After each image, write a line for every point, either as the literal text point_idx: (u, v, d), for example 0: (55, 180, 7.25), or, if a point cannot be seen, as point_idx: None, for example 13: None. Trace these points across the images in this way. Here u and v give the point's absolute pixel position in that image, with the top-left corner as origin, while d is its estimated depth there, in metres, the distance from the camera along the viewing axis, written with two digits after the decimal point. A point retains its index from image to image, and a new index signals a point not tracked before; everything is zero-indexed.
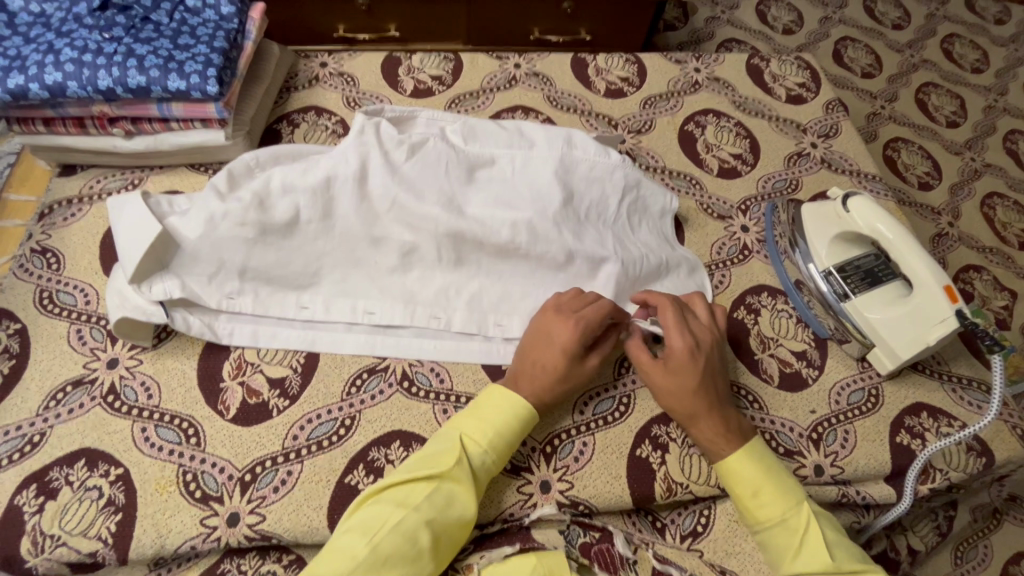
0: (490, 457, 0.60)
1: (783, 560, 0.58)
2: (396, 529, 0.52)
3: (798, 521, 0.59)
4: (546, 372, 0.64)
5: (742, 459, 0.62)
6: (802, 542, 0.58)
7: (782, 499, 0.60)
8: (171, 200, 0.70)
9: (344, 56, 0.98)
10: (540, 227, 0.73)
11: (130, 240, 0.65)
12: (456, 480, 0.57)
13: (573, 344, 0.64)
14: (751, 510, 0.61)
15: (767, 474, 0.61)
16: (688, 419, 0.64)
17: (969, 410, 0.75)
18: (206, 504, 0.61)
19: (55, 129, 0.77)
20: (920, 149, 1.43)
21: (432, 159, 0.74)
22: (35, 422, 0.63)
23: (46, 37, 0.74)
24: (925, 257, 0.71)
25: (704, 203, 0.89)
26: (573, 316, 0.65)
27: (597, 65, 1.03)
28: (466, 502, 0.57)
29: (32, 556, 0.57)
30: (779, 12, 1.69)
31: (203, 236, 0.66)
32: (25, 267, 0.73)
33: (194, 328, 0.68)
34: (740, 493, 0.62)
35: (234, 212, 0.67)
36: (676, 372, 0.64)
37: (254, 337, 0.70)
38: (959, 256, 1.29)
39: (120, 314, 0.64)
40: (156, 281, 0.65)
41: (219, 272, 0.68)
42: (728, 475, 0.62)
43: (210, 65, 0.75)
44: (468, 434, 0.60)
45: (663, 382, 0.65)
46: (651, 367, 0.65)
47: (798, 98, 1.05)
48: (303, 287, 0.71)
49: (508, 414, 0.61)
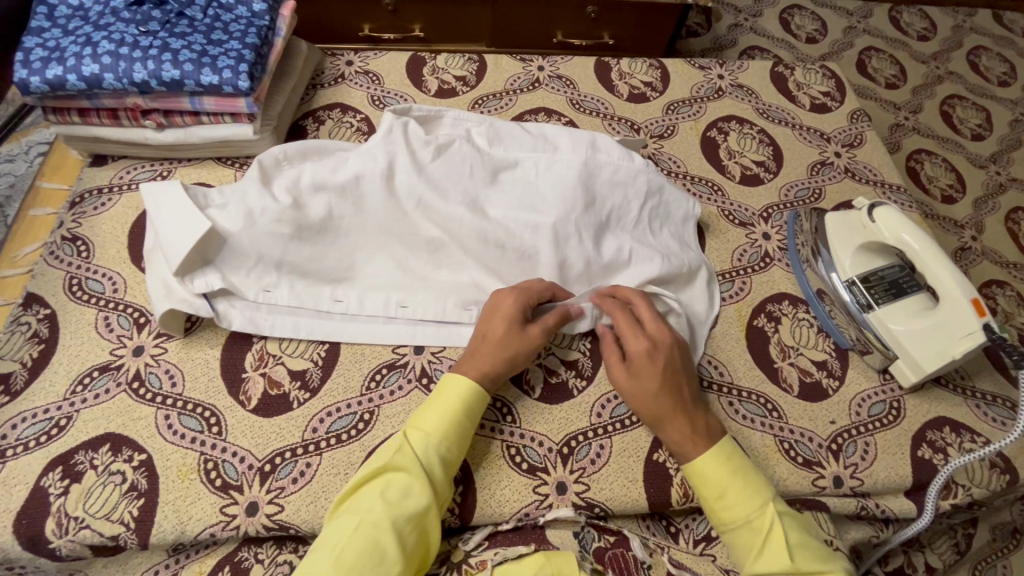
0: (433, 440, 0.58)
1: (746, 560, 0.58)
2: (355, 536, 0.52)
3: (763, 522, 0.58)
4: (484, 340, 0.65)
5: (705, 465, 0.61)
6: (765, 543, 0.57)
7: (748, 499, 0.59)
8: (208, 194, 0.71)
9: (369, 55, 0.99)
10: (562, 233, 0.73)
11: (175, 232, 0.67)
12: (404, 470, 0.56)
13: (516, 309, 0.65)
14: (716, 511, 0.60)
15: (733, 474, 0.60)
16: (654, 422, 0.64)
17: (991, 426, 0.74)
18: (226, 493, 0.61)
19: (89, 120, 0.79)
20: (943, 161, 1.41)
21: (457, 160, 0.75)
22: (62, 406, 0.64)
23: (84, 30, 0.76)
24: (952, 270, 0.70)
25: (725, 209, 0.89)
26: (515, 287, 0.67)
27: (620, 70, 1.03)
28: (422, 491, 0.55)
29: (56, 537, 0.58)
30: (802, 21, 1.69)
31: (244, 230, 0.69)
32: (56, 254, 0.74)
33: (236, 322, 0.69)
34: (706, 494, 0.60)
35: (272, 208, 0.69)
36: (637, 373, 0.64)
37: (293, 328, 0.70)
38: (982, 271, 1.27)
39: (166, 306, 0.66)
40: (198, 275, 0.67)
41: (258, 265, 0.69)
42: (693, 478, 0.61)
43: (242, 61, 0.76)
44: (411, 424, 0.60)
45: (626, 387, 0.65)
46: (615, 372, 0.66)
47: (823, 106, 1.04)
48: (338, 281, 0.72)
49: (450, 397, 0.61)
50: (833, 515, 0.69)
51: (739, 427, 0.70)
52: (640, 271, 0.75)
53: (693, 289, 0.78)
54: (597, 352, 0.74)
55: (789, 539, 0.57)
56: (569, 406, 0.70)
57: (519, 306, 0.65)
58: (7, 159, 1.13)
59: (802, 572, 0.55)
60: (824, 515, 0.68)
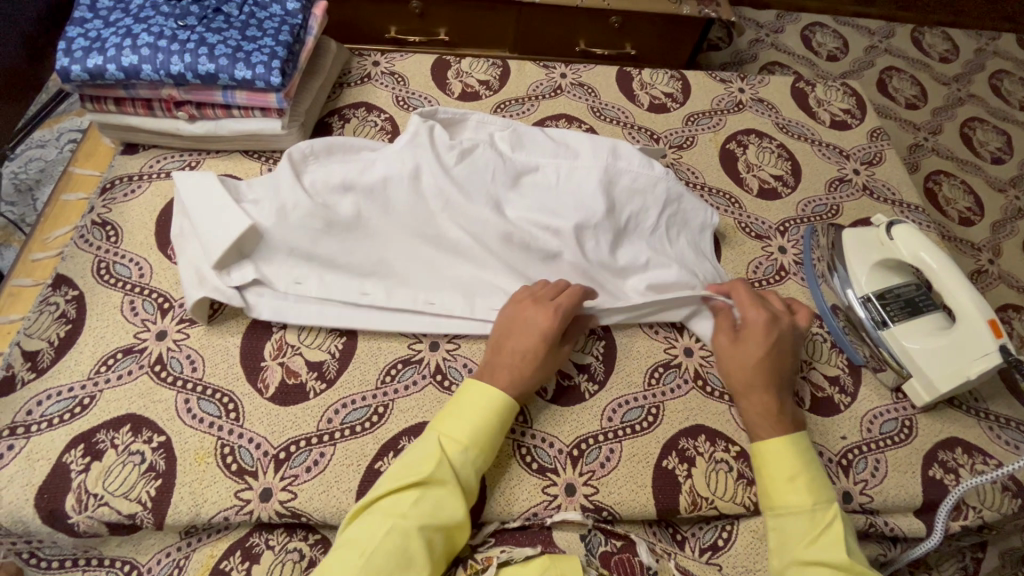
0: (471, 454, 0.59)
1: (794, 548, 0.58)
2: (384, 540, 0.52)
3: (824, 516, 0.59)
4: (524, 359, 0.64)
5: (784, 444, 0.63)
6: (820, 535, 0.58)
7: (814, 491, 0.60)
8: (245, 186, 0.74)
9: (395, 56, 1.01)
10: (583, 239, 0.75)
11: (218, 229, 0.68)
12: (441, 484, 0.56)
13: (550, 332, 0.65)
14: (779, 493, 0.61)
15: (806, 467, 0.61)
16: (747, 389, 0.67)
17: (1005, 449, 0.73)
18: (241, 477, 0.62)
19: (124, 108, 0.81)
20: (962, 183, 1.41)
21: (482, 165, 0.77)
22: (86, 385, 0.66)
23: (124, 22, 0.78)
24: (970, 290, 0.70)
25: (743, 221, 0.89)
26: (551, 305, 0.66)
27: (641, 80, 1.05)
28: (454, 503, 0.56)
29: (75, 512, 0.59)
30: (824, 38, 1.70)
31: (278, 225, 0.71)
32: (85, 237, 0.76)
33: (265, 311, 0.70)
34: (772, 475, 0.62)
35: (303, 206, 0.71)
36: (750, 342, 0.68)
37: (318, 318, 0.71)
38: (997, 295, 1.27)
39: (199, 295, 0.67)
40: (234, 268, 0.69)
41: (289, 257, 0.71)
42: (768, 455, 0.63)
43: (275, 57, 0.78)
44: (445, 434, 0.59)
45: (735, 353, 0.68)
46: (724, 340, 0.70)
47: (842, 123, 1.04)
48: (365, 275, 0.72)
49: (487, 410, 0.60)
50: None
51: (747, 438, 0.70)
52: (666, 273, 0.76)
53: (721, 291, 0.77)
54: (610, 356, 0.74)
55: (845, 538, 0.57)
56: (579, 409, 0.70)
57: (553, 329, 0.65)
58: (40, 144, 1.21)
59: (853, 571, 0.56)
60: None
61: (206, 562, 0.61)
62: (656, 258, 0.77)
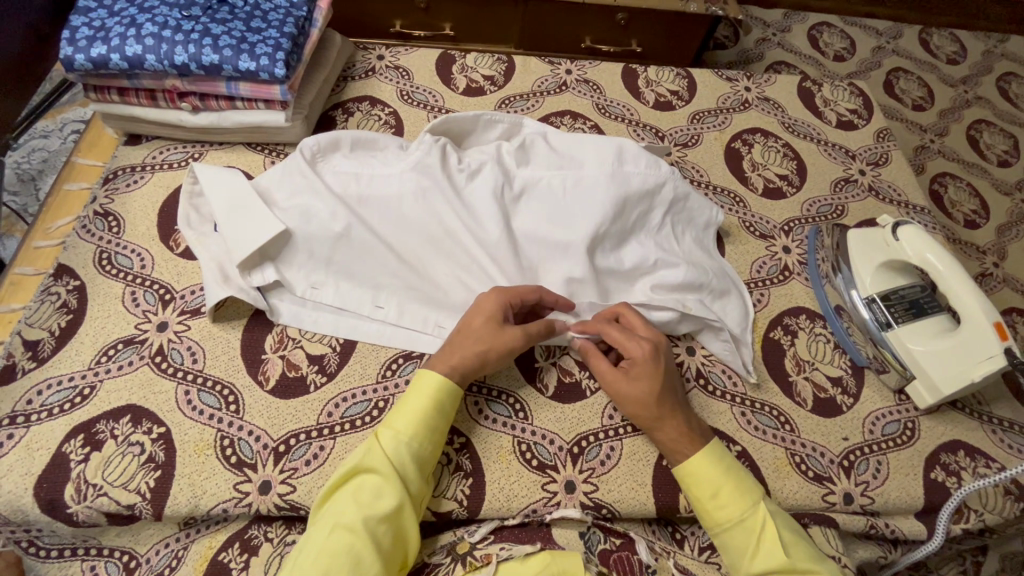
0: (405, 440, 0.58)
1: (741, 562, 0.58)
2: (327, 541, 0.52)
3: (756, 521, 0.58)
4: (469, 339, 0.64)
5: (701, 461, 0.61)
6: (758, 542, 0.57)
7: (740, 498, 0.59)
8: (268, 187, 0.74)
9: (400, 50, 1.01)
10: (592, 249, 0.73)
11: (245, 228, 0.69)
12: (375, 472, 0.56)
13: (496, 313, 0.65)
14: (710, 511, 0.60)
15: (727, 474, 0.61)
16: (653, 424, 0.64)
17: (1008, 453, 0.73)
18: (240, 470, 0.62)
19: (128, 99, 0.81)
20: (968, 186, 1.40)
21: (488, 175, 0.75)
22: (86, 375, 0.66)
23: (129, 11, 0.78)
24: (976, 291, 0.69)
25: (747, 221, 0.88)
26: (500, 289, 0.66)
27: (647, 77, 1.04)
28: (391, 491, 0.55)
29: (74, 502, 0.59)
30: (831, 38, 1.69)
31: (302, 229, 0.71)
32: (88, 228, 0.76)
33: (284, 315, 0.71)
34: (699, 494, 0.61)
35: (323, 215, 0.72)
36: (640, 379, 0.64)
37: (335, 326, 0.72)
38: (1003, 298, 1.26)
39: (222, 296, 0.68)
40: (256, 269, 0.70)
41: (310, 261, 0.72)
42: (691, 476, 0.61)
43: (279, 49, 0.78)
44: (383, 425, 0.59)
45: (629, 389, 0.65)
46: (613, 377, 0.66)
47: (849, 123, 1.04)
48: (381, 285, 0.73)
49: (422, 398, 0.60)
50: (841, 532, 0.69)
51: (750, 437, 0.70)
52: (672, 275, 0.75)
53: (731, 301, 0.77)
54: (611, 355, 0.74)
55: (781, 536, 0.57)
56: (580, 407, 0.70)
57: (502, 309, 0.65)
58: (42, 134, 1.21)
59: (796, 566, 0.56)
60: (832, 531, 0.67)
61: (204, 554, 0.61)
62: (664, 261, 0.76)
